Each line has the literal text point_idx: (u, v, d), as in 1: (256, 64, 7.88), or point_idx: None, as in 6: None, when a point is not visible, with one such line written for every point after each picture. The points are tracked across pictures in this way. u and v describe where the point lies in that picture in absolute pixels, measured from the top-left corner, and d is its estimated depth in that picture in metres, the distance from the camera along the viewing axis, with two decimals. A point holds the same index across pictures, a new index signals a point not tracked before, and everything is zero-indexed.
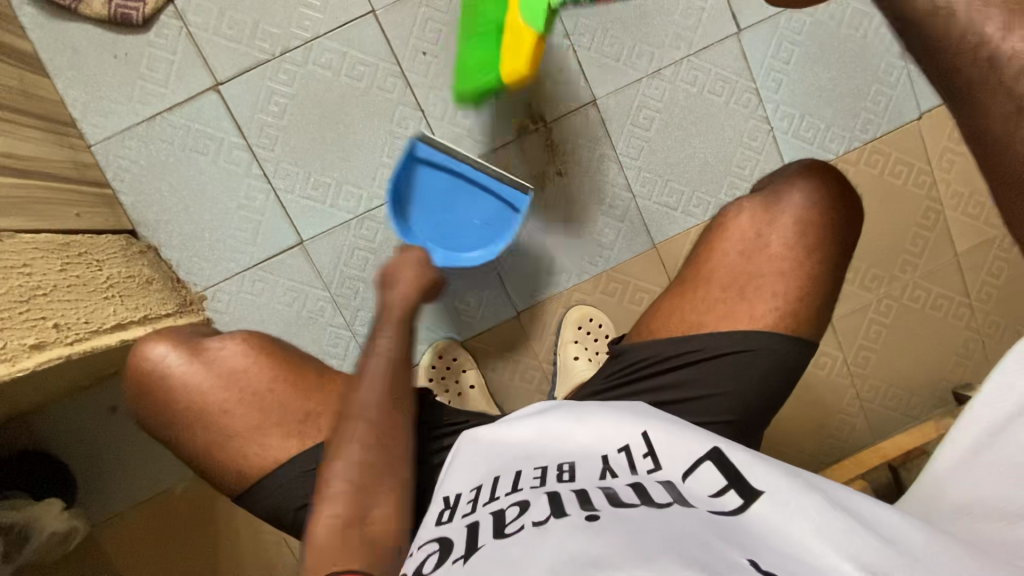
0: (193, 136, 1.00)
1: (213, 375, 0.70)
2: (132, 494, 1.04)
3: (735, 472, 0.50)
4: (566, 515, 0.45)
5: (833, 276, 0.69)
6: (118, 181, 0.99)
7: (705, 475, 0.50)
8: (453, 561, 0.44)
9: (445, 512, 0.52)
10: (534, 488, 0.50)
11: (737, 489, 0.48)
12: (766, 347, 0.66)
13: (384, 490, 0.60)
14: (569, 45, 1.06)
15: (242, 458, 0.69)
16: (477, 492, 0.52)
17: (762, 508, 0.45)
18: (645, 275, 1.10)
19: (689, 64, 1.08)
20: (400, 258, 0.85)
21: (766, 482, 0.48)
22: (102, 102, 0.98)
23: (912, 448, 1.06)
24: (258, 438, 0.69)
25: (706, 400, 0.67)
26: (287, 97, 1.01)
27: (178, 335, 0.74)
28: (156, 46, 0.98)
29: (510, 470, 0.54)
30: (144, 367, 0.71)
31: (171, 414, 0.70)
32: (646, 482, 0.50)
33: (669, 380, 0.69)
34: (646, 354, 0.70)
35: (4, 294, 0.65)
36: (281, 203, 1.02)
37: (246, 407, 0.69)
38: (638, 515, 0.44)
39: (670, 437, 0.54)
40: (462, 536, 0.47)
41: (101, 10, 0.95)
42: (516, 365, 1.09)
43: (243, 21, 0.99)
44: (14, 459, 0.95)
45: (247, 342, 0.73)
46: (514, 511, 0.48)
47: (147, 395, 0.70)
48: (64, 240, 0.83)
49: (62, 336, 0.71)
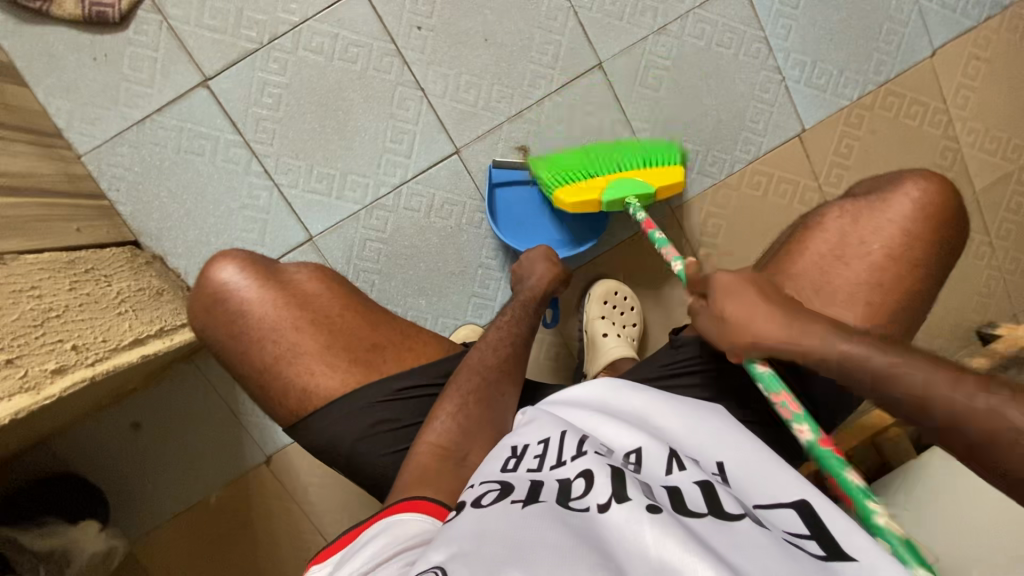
0: (187, 137, 0.95)
1: (287, 298, 0.71)
2: (165, 507, 1.03)
3: (820, 523, 0.45)
4: (628, 498, 0.44)
5: (885, 236, 0.67)
6: (114, 191, 0.95)
7: (786, 520, 0.46)
8: (512, 501, 0.46)
9: (510, 460, 0.54)
10: (600, 459, 0.51)
11: (819, 540, 0.43)
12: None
13: (479, 434, 0.63)
14: (569, 7, 1.01)
15: (308, 375, 0.69)
16: (544, 448, 0.54)
17: (850, 567, 0.40)
18: (664, 243, 1.08)
19: (695, 17, 1.04)
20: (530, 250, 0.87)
21: (860, 545, 0.42)
22: (87, 109, 0.93)
23: None
24: (327, 357, 0.70)
25: (759, 402, 0.70)
26: (281, 87, 0.96)
27: (253, 257, 0.73)
28: (137, 44, 0.93)
29: (578, 437, 0.55)
30: (217, 282, 0.71)
31: (236, 332, 0.70)
32: (718, 491, 0.48)
33: (723, 378, 0.70)
34: (707, 349, 0.71)
35: (16, 320, 0.62)
36: (285, 199, 0.98)
37: (314, 328, 0.70)
38: (701, 527, 0.42)
39: (752, 475, 0.52)
40: (523, 485, 0.48)
41: (74, 9, 0.90)
42: (539, 345, 1.08)
43: (226, 9, 0.93)
44: (44, 482, 0.94)
45: (322, 274, 0.75)
46: (578, 481, 0.48)
47: (213, 311, 0.71)
48: (68, 257, 0.79)
49: (82, 356, 0.69)
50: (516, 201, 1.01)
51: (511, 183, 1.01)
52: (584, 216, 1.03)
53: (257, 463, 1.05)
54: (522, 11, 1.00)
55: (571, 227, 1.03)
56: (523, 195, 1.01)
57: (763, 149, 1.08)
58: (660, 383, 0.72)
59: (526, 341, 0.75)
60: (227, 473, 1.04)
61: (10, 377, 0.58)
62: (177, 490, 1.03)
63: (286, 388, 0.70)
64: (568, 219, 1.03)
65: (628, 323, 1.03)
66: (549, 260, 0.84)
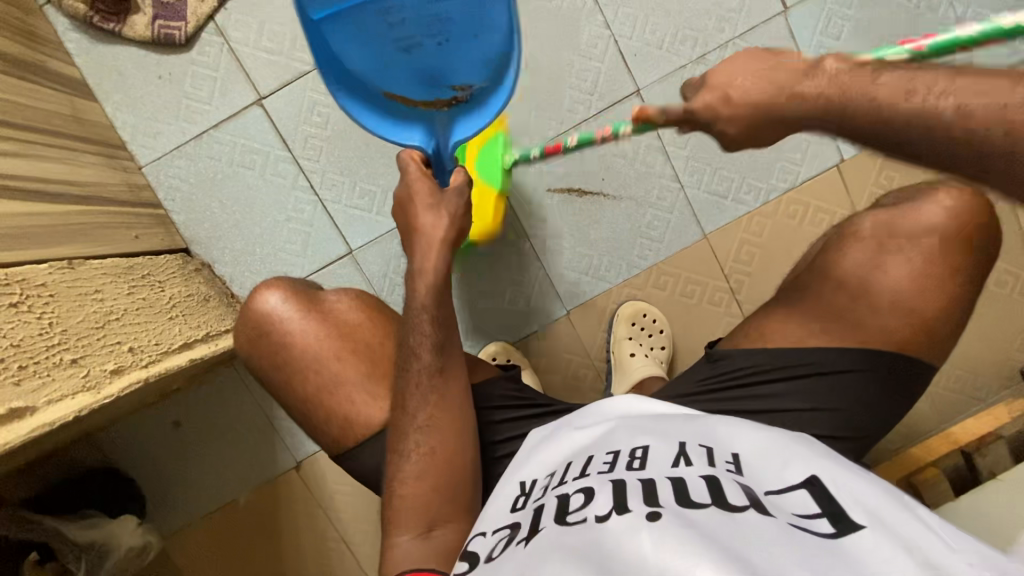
0: (239, 152, 1.00)
1: (330, 326, 0.72)
2: (199, 507, 1.06)
3: (832, 503, 0.46)
4: (628, 509, 0.45)
5: None
6: (170, 200, 1.00)
7: (798, 502, 0.47)
8: (518, 540, 0.47)
9: (520, 499, 0.55)
10: (601, 475, 0.52)
11: (831, 517, 0.44)
12: (881, 366, 0.65)
13: (447, 504, 0.62)
14: (609, 36, 1.03)
15: (349, 405, 0.70)
16: (550, 479, 0.56)
17: (858, 539, 0.41)
18: (697, 268, 1.09)
19: (735, 47, 1.05)
20: (403, 185, 0.72)
21: (869, 515, 0.44)
22: (150, 123, 0.99)
23: (985, 433, 1.01)
24: (367, 387, 0.70)
25: (805, 413, 0.67)
26: (330, 106, 1.00)
27: (294, 286, 0.75)
28: (199, 64, 0.98)
29: (583, 459, 0.57)
30: (262, 311, 0.73)
31: (278, 350, 0.72)
32: (723, 484, 0.49)
33: (766, 393, 0.68)
34: (748, 362, 0.70)
35: (81, 322, 0.67)
36: (328, 212, 1.02)
37: (357, 356, 0.71)
38: (705, 518, 0.43)
39: (765, 459, 0.53)
40: (529, 519, 0.50)
41: (145, 31, 0.96)
42: (568, 364, 1.09)
43: (282, 33, 0.98)
44: (88, 474, 0.99)
45: (358, 298, 0.76)
46: (577, 497, 0.50)
47: (259, 338, 0.73)
48: (128, 263, 0.84)
49: (137, 358, 0.72)
50: (359, 20, 0.66)
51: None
52: (466, 19, 0.67)
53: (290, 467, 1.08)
54: (564, 39, 1.03)
55: (456, 42, 0.68)
56: (365, 15, 0.66)
57: (801, 179, 1.08)
58: (698, 399, 0.70)
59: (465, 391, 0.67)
60: (262, 476, 1.07)
61: (74, 377, 0.62)
62: (213, 490, 1.06)
63: (319, 401, 0.70)
64: (449, 28, 0.67)
65: (656, 345, 1.05)
66: (434, 194, 0.70)
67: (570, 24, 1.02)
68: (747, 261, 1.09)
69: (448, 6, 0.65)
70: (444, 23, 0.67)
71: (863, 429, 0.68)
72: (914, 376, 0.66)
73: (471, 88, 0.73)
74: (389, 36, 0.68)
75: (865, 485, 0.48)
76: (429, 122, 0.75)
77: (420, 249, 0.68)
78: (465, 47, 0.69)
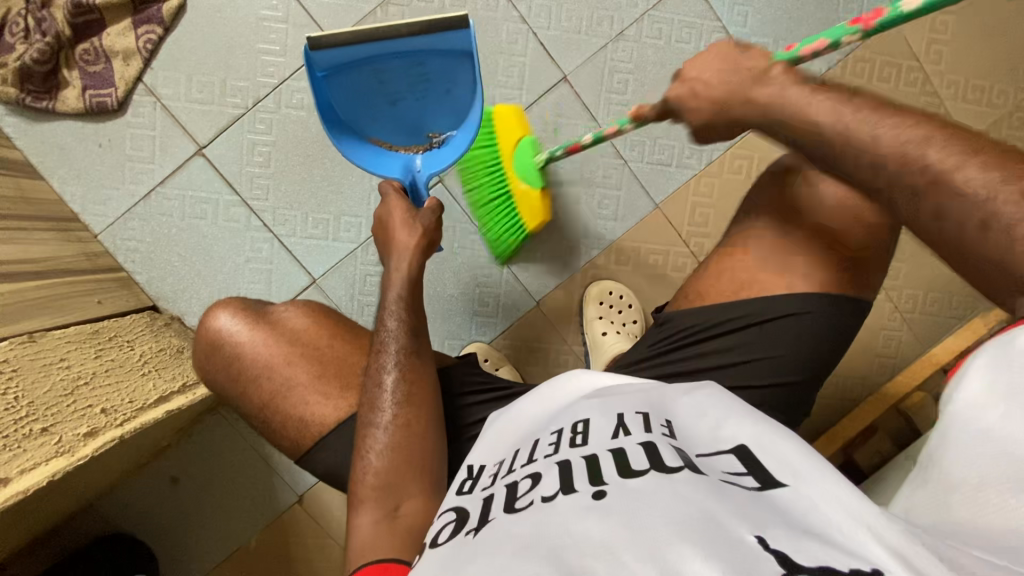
0: (190, 204, 1.02)
1: (278, 333, 0.74)
2: (209, 557, 1.07)
3: (757, 462, 0.45)
4: (573, 490, 0.44)
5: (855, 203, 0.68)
6: (130, 262, 1.02)
7: (725, 463, 0.46)
8: (466, 531, 0.45)
9: (467, 482, 0.55)
10: (547, 459, 0.51)
11: (756, 475, 0.44)
12: (814, 306, 0.67)
13: (412, 480, 0.63)
14: (527, 28, 1.05)
15: (304, 406, 0.71)
16: (499, 467, 0.54)
17: (784, 493, 0.41)
18: (654, 238, 1.10)
19: (651, 19, 1.07)
20: (386, 201, 0.76)
21: (785, 471, 0.43)
22: (98, 191, 1.01)
23: (964, 349, 1.01)
24: (320, 387, 0.72)
25: (750, 363, 0.69)
26: (269, 145, 1.02)
27: (244, 304, 0.77)
28: (135, 125, 1.01)
29: (529, 445, 0.55)
30: (212, 332, 0.74)
31: (235, 374, 0.73)
32: (660, 450, 0.48)
33: (716, 345, 0.70)
34: (692, 320, 0.72)
35: (48, 392, 0.69)
36: (286, 247, 1.04)
37: (308, 359, 0.73)
38: (645, 485, 0.42)
39: (701, 424, 0.53)
40: (477, 508, 0.48)
41: (77, 103, 0.98)
42: (547, 354, 1.10)
43: (211, 82, 1.01)
44: (94, 543, 1.00)
45: (307, 307, 0.77)
46: (525, 482, 0.48)
47: (213, 355, 0.74)
48: (92, 328, 0.86)
49: (111, 419, 0.73)
50: (355, 78, 0.82)
51: (340, 65, 0.79)
52: (441, 78, 0.83)
53: (292, 503, 1.09)
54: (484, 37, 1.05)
55: (435, 100, 0.85)
56: (363, 74, 0.81)
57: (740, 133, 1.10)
58: (654, 361, 0.72)
59: (432, 376, 0.69)
60: (265, 519, 1.08)
61: (45, 445, 0.64)
62: (219, 535, 1.07)
63: (288, 429, 0.72)
64: (429, 87, 0.84)
65: (628, 321, 1.06)
66: (410, 213, 0.75)
67: (501, 17, 1.05)
68: (703, 223, 1.10)
69: (428, 66, 0.82)
70: (426, 85, 0.84)
71: (807, 370, 0.69)
72: (848, 296, 0.67)
73: (445, 134, 0.89)
74: (378, 91, 0.84)
75: (796, 446, 0.46)
76: (408, 159, 0.87)
77: (395, 253, 0.73)
78: (439, 102, 0.85)
